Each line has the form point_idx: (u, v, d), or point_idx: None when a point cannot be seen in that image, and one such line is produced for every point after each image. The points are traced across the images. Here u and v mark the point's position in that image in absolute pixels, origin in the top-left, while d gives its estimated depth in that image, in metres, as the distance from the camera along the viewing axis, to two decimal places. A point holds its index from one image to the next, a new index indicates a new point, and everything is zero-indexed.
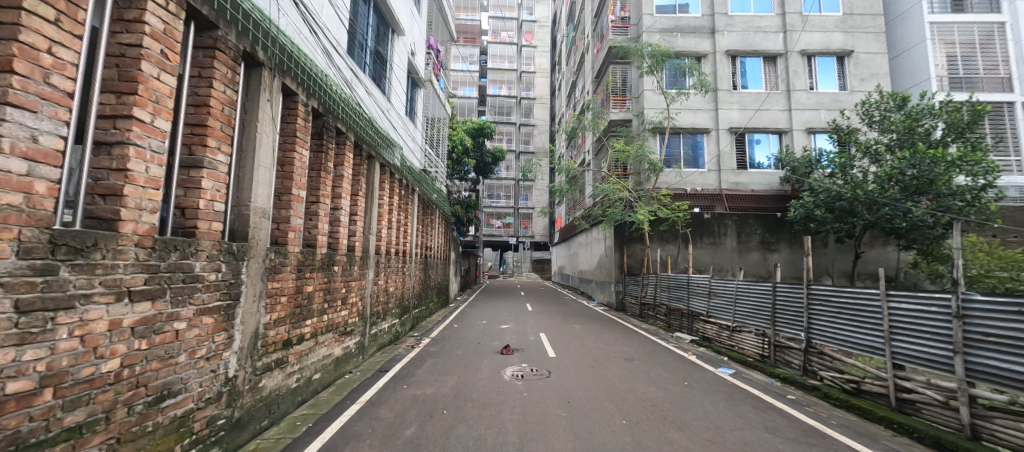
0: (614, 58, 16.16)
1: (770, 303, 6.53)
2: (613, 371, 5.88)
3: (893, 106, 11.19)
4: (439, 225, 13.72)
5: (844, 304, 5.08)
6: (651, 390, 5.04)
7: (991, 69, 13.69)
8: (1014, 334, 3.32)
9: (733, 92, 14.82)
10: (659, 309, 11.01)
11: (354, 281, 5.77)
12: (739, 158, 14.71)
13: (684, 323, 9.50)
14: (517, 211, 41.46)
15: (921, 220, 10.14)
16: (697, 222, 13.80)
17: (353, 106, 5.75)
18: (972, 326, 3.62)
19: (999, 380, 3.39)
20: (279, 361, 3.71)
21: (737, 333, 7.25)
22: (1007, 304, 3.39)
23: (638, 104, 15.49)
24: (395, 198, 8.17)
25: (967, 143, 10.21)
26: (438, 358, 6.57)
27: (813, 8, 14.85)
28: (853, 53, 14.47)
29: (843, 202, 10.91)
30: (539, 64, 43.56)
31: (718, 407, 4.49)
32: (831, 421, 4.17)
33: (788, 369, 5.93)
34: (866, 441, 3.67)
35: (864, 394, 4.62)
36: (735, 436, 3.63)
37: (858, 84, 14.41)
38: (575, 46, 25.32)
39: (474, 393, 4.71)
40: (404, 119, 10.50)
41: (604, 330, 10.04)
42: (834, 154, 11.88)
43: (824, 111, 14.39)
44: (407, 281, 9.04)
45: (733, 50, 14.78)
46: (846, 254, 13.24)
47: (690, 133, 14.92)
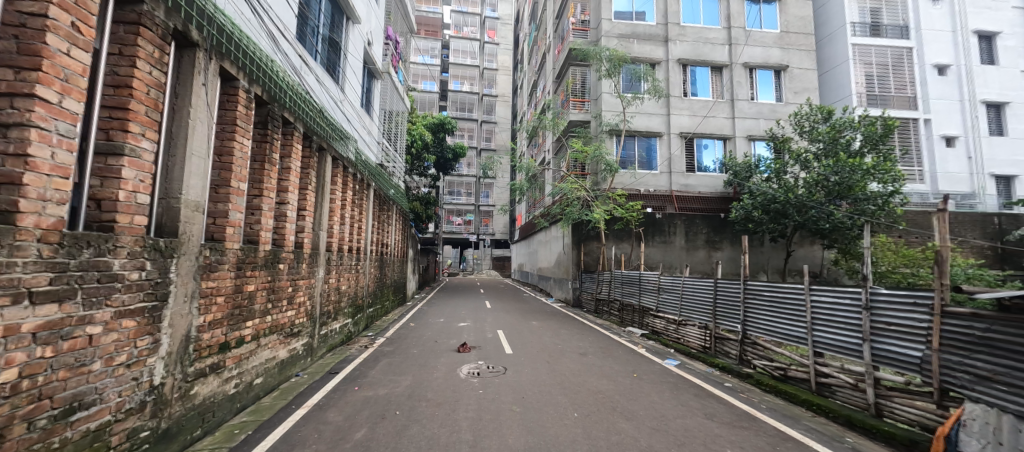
0: (574, 61, 16.55)
1: (711, 297, 6.98)
2: (568, 366, 6.03)
3: (820, 119, 12.28)
4: (396, 220, 13.33)
5: (775, 298, 5.54)
6: (603, 382, 5.24)
7: (901, 89, 15.46)
8: (911, 323, 3.78)
9: (683, 99, 15.64)
10: (613, 305, 11.42)
11: (302, 279, 5.48)
12: (688, 161, 15.55)
13: (635, 318, 9.94)
14: (477, 209, 41.35)
15: (841, 222, 11.28)
16: (649, 221, 14.38)
17: (302, 96, 5.45)
18: (877, 316, 4.09)
19: (898, 364, 3.85)
20: (215, 366, 3.45)
21: (682, 326, 7.70)
22: (905, 296, 3.85)
23: (596, 106, 15.93)
24: (348, 193, 7.83)
25: (880, 154, 11.47)
26: (393, 357, 6.42)
27: (756, 24, 15.99)
28: (788, 68, 15.75)
29: (777, 204, 11.84)
30: (501, 61, 43.55)
31: (663, 396, 4.74)
32: (761, 405, 4.56)
33: (726, 359, 6.39)
34: (790, 423, 4.03)
35: (789, 379, 5.09)
36: (678, 423, 3.85)
37: (792, 97, 15.73)
38: (537, 46, 25.67)
39: (428, 391, 4.65)
40: (359, 110, 10.08)
41: (560, 326, 10.27)
42: (771, 161, 12.85)
43: (763, 120, 15.54)
44: (361, 279, 8.71)
45: (684, 59, 15.61)
46: (780, 253, 14.42)
47: (644, 136, 15.58)
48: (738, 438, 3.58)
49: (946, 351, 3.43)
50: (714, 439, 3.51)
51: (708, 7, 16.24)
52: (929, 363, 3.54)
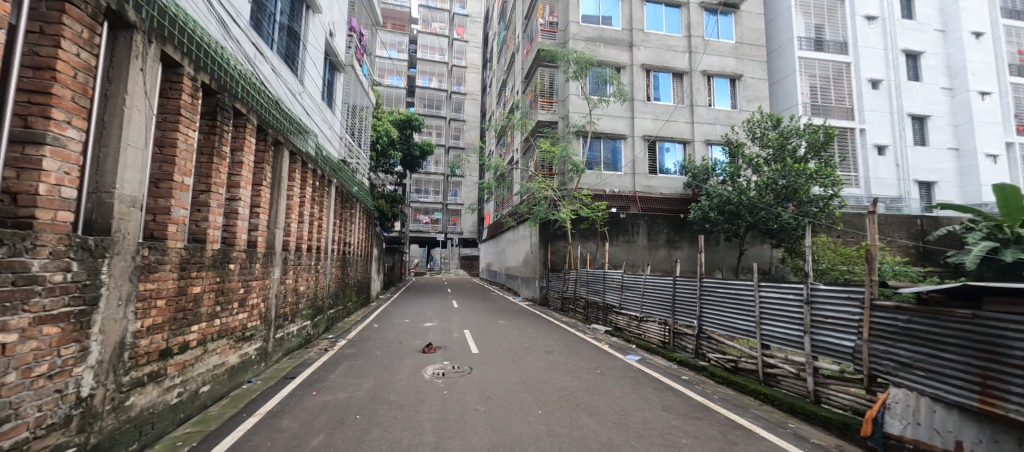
0: (542, 61, 16.71)
1: (670, 294, 7.28)
2: (533, 364, 6.09)
3: (770, 126, 13.07)
4: (360, 219, 12.87)
5: (728, 295, 5.84)
6: (568, 379, 5.33)
7: (841, 100, 16.75)
8: (845, 316, 4.10)
9: (647, 103, 16.17)
10: (579, 303, 11.63)
11: (256, 280, 5.19)
12: (651, 163, 16.09)
13: (600, 315, 10.19)
14: (445, 207, 40.83)
15: (788, 222, 12.08)
16: (613, 221, 14.76)
17: (256, 86, 5.14)
18: (817, 310, 4.41)
19: (834, 353, 4.18)
20: (154, 375, 3.20)
21: (644, 323, 7.98)
22: (841, 291, 4.17)
23: (563, 107, 16.16)
24: (307, 190, 7.48)
25: (822, 160, 12.36)
26: (355, 360, 6.23)
27: (714, 34, 16.78)
28: (742, 77, 16.66)
29: (731, 206, 12.52)
30: (470, 59, 43.20)
31: (624, 391, 4.89)
32: (714, 396, 4.80)
33: (683, 353, 6.69)
34: (739, 412, 4.27)
35: (740, 371, 5.40)
36: (637, 416, 3.98)
37: (746, 104, 16.65)
38: (506, 45, 25.65)
39: (391, 394, 4.54)
40: (319, 104, 9.68)
41: (527, 324, 10.34)
42: (725, 165, 13.55)
43: (719, 126, 16.34)
44: (321, 279, 8.37)
45: (647, 65, 16.13)
46: (733, 251, 15.24)
47: (609, 138, 15.98)
48: (692, 427, 3.75)
49: (874, 340, 3.76)
50: (671, 430, 3.66)
51: (670, 15, 16.87)
52: (860, 352, 3.87)
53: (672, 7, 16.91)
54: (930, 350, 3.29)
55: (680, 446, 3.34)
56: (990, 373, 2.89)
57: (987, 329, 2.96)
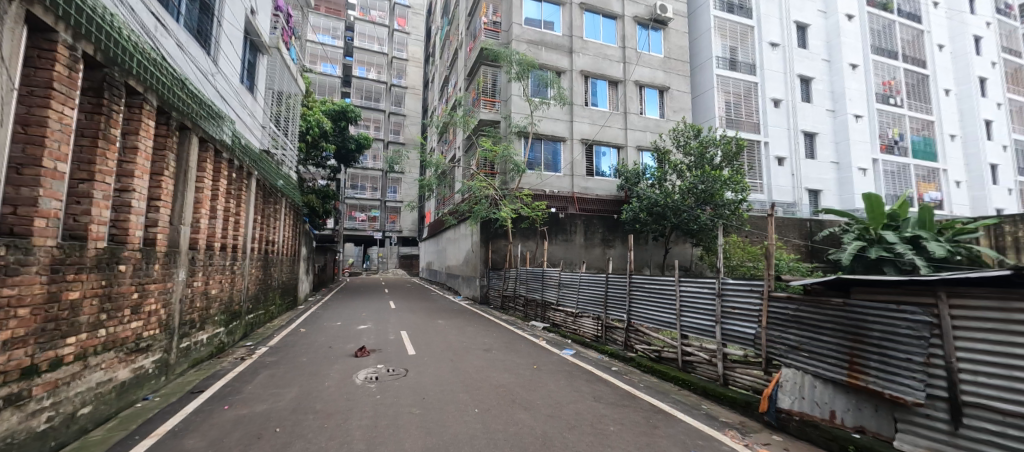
0: (485, 60, 16.69)
1: (602, 290, 7.66)
2: (471, 363, 6.07)
3: (692, 135, 14.23)
4: (286, 215, 11.86)
5: (653, 290, 6.29)
6: (505, 376, 5.38)
7: (750, 115, 18.82)
8: (749, 307, 4.60)
9: (585, 108, 16.84)
10: (518, 301, 11.82)
11: (154, 283, 4.56)
12: (589, 166, 16.78)
13: (538, 312, 10.45)
14: (383, 204, 39.12)
15: (705, 223, 13.30)
16: (552, 221, 15.19)
17: (157, 61, 4.51)
18: (727, 302, 4.90)
19: (739, 340, 4.68)
20: (14, 398, 2.68)
21: (579, 318, 8.34)
22: (745, 285, 4.67)
23: (505, 107, 16.29)
24: (222, 183, 6.74)
25: (734, 167, 13.75)
26: (277, 368, 5.74)
27: (645, 47, 17.92)
28: (669, 89, 18.01)
29: (658, 208, 13.54)
30: (411, 51, 41.80)
31: (559, 384, 5.06)
32: (640, 384, 5.16)
33: (614, 346, 7.10)
34: (661, 398, 4.61)
35: (663, 359, 5.85)
36: (570, 409, 4.13)
37: (672, 114, 18.02)
38: (449, 40, 25.23)
39: (317, 402, 4.25)
40: (237, 88, 8.75)
41: (466, 323, 10.28)
42: (654, 169, 14.55)
43: (649, 133, 17.49)
44: (238, 282, 7.59)
45: (586, 71, 16.81)
46: (659, 250, 16.42)
47: (550, 140, 16.39)
48: (620, 415, 3.98)
49: (770, 327, 4.28)
50: (600, 419, 3.85)
51: (607, 25, 17.71)
52: (760, 338, 4.38)
53: (609, 17, 17.77)
54: (812, 335, 3.83)
55: (608, 433, 3.53)
56: (856, 352, 3.42)
57: (854, 315, 3.50)
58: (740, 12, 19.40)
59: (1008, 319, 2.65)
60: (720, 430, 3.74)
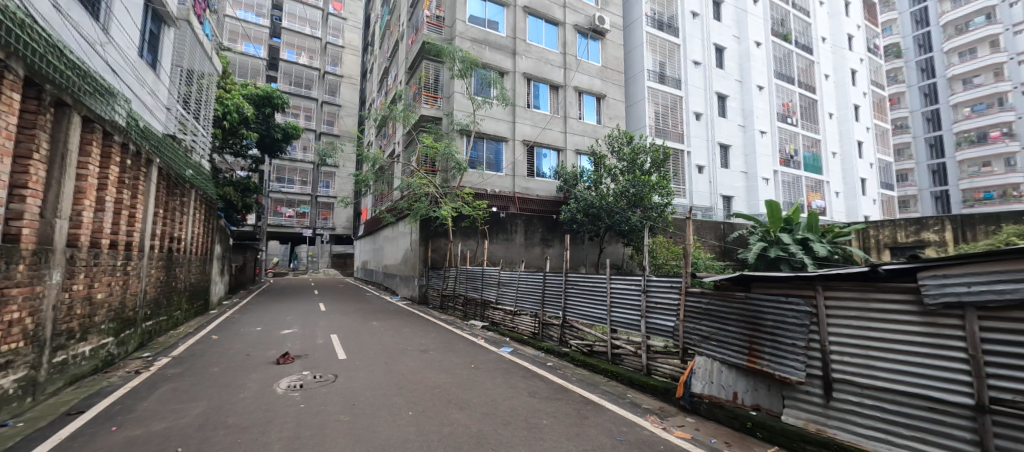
0: (427, 54, 16.29)
1: (539, 288, 7.84)
2: (407, 364, 5.91)
3: (624, 142, 15.07)
4: (196, 209, 10.59)
5: (586, 287, 6.55)
6: (442, 376, 5.32)
7: (676, 126, 20.44)
8: (670, 301, 4.99)
9: (527, 110, 17.11)
10: (458, 300, 11.73)
11: (17, 287, 3.83)
12: (530, 167, 17.06)
13: (477, 311, 10.45)
14: (314, 199, 36.54)
15: (636, 224, 14.19)
16: (493, 220, 15.28)
17: (27, 24, 3.79)
18: (651, 297, 5.26)
19: (661, 333, 5.07)
20: None
21: (517, 316, 8.49)
22: (667, 281, 5.05)
23: (448, 104, 16.03)
24: (114, 171, 5.85)
25: (662, 172, 14.78)
26: (181, 381, 5.11)
27: (585, 55, 18.71)
28: (606, 97, 18.96)
29: (594, 209, 14.25)
30: (348, 38, 39.50)
31: (496, 382, 5.11)
32: (573, 378, 5.39)
33: (550, 342, 7.35)
34: (591, 390, 4.85)
35: (594, 353, 6.17)
36: (506, 405, 4.19)
37: (609, 121, 18.99)
38: (390, 30, 24.23)
39: (229, 416, 3.86)
40: (134, 61, 7.63)
41: (403, 324, 9.98)
42: (590, 173, 15.23)
43: (587, 138, 18.25)
44: (134, 284, 6.64)
45: (528, 74, 17.10)
46: (595, 249, 17.22)
47: (492, 139, 16.43)
48: (552, 408, 4.13)
49: (687, 319, 4.70)
50: (534, 413, 3.97)
51: (549, 31, 18.19)
52: (678, 330, 4.79)
53: (551, 23, 18.25)
54: (719, 325, 4.28)
55: (541, 426, 3.64)
56: (754, 339, 3.89)
57: (753, 307, 3.96)
58: (669, 29, 20.97)
59: (866, 307, 3.20)
60: (643, 416, 4.04)
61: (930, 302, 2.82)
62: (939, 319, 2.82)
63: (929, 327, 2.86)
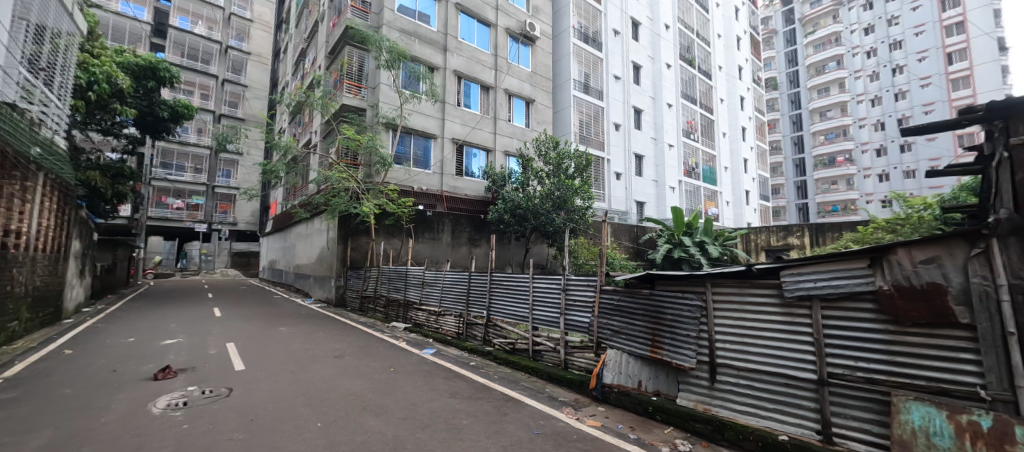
0: (351, 40, 15.30)
1: (463, 288, 7.78)
2: (318, 372, 5.48)
3: (551, 146, 15.60)
4: (44, 195, 8.64)
5: (509, 286, 6.65)
6: (357, 382, 5.03)
7: (597, 135, 21.77)
8: (586, 298, 5.29)
9: (457, 108, 16.90)
10: (379, 301, 11.20)
11: None
12: (458, 166, 16.83)
13: (399, 312, 10.08)
14: (210, 190, 32.14)
15: (559, 226, 14.78)
16: (419, 219, 14.82)
17: None
18: (570, 294, 5.52)
19: (578, 328, 5.37)
20: None
21: (441, 316, 8.35)
22: (584, 280, 5.34)
23: (373, 95, 15.17)
24: None
25: (585, 177, 15.52)
26: (15, 407, 4.15)
27: (515, 59, 19.06)
28: (534, 102, 19.50)
29: (520, 210, 14.61)
30: (258, 12, 35.46)
31: (416, 384, 4.97)
32: (496, 377, 5.46)
33: (474, 341, 7.38)
34: (512, 387, 4.96)
35: (517, 351, 6.34)
36: (425, 408, 4.10)
37: (537, 126, 19.56)
38: (308, 9, 22.26)
39: (84, 446, 3.23)
40: None
41: (316, 328, 9.24)
42: (518, 175, 15.54)
43: (516, 140, 18.54)
44: None
45: (459, 72, 16.92)
46: (520, 250, 17.61)
47: (420, 135, 15.89)
48: (473, 408, 4.15)
49: (600, 315, 5.04)
50: (455, 414, 3.94)
51: (481, 31, 18.18)
52: (593, 326, 5.11)
53: (483, 24, 18.27)
54: (628, 320, 4.65)
55: (460, 427, 3.63)
56: (655, 332, 4.30)
57: (655, 302, 4.37)
58: (593, 44, 22.24)
59: (742, 300, 3.74)
60: (559, 409, 4.24)
61: (788, 295, 3.39)
62: (794, 309, 3.42)
63: (787, 316, 3.45)
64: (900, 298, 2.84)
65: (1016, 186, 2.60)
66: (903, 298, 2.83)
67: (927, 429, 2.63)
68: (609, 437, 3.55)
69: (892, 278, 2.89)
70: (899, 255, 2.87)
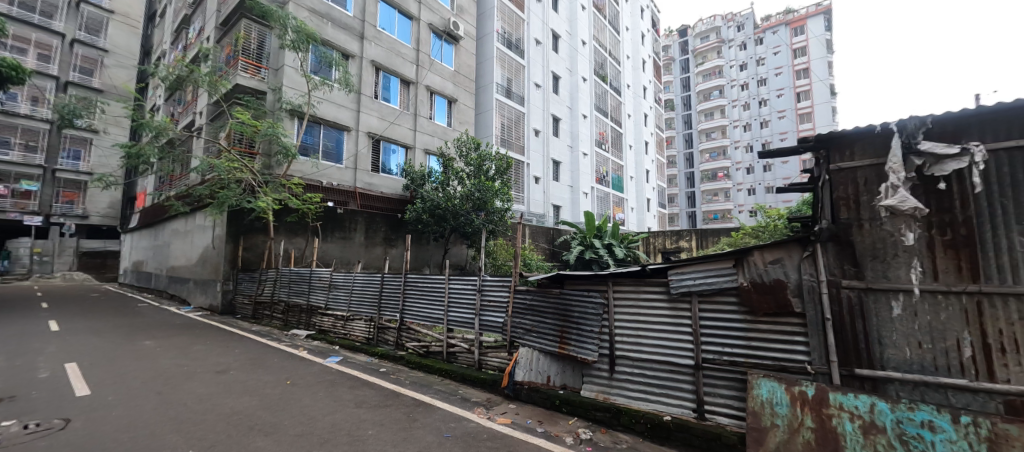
0: (249, 12, 13.53)
1: (374, 291, 7.36)
2: (193, 391, 4.74)
3: (472, 147, 15.50)
4: None
5: (424, 288, 6.45)
6: (244, 399, 4.46)
7: (518, 139, 22.35)
8: (500, 298, 5.38)
9: (374, 100, 15.97)
10: (276, 307, 10.08)
11: None
12: (375, 161, 15.87)
13: (301, 318, 9.21)
14: (48, 173, 25.81)
15: (478, 227, 14.74)
16: (328, 216, 13.70)
17: None
18: (486, 294, 5.57)
19: (491, 328, 5.44)
20: None
21: (349, 321, 7.83)
22: (499, 280, 5.43)
23: (275, 77, 13.62)
24: None
25: (506, 180, 15.71)
26: None
27: (437, 56, 18.66)
28: (456, 102, 19.26)
29: (439, 210, 14.36)
30: None
31: (316, 396, 4.58)
32: (406, 382, 5.27)
33: (385, 346, 7.05)
34: (424, 391, 4.83)
35: (430, 354, 6.21)
36: (326, 421, 3.79)
37: (459, 125, 19.34)
38: None
39: None
40: None
41: (193, 340, 7.95)
42: (438, 174, 15.20)
43: (437, 138, 18.14)
44: None
45: (377, 63, 16.04)
46: (439, 251, 17.28)
47: (331, 126, 14.66)
48: (380, 417, 3.95)
49: (514, 314, 5.17)
50: (359, 425, 3.71)
51: (402, 23, 17.46)
52: (506, 325, 5.22)
53: (405, 16, 17.54)
54: (540, 319, 4.83)
55: (365, 438, 3.44)
56: (563, 328, 4.54)
57: (563, 301, 4.62)
58: (516, 50, 22.76)
59: (637, 297, 4.14)
60: (471, 410, 4.25)
61: (674, 291, 3.85)
62: (679, 303, 3.89)
63: (672, 310, 3.91)
64: (755, 292, 3.46)
65: (832, 203, 3.37)
66: (756, 292, 3.45)
67: (772, 400, 3.15)
68: (518, 433, 3.65)
69: (750, 275, 3.48)
70: (755, 257, 3.48)
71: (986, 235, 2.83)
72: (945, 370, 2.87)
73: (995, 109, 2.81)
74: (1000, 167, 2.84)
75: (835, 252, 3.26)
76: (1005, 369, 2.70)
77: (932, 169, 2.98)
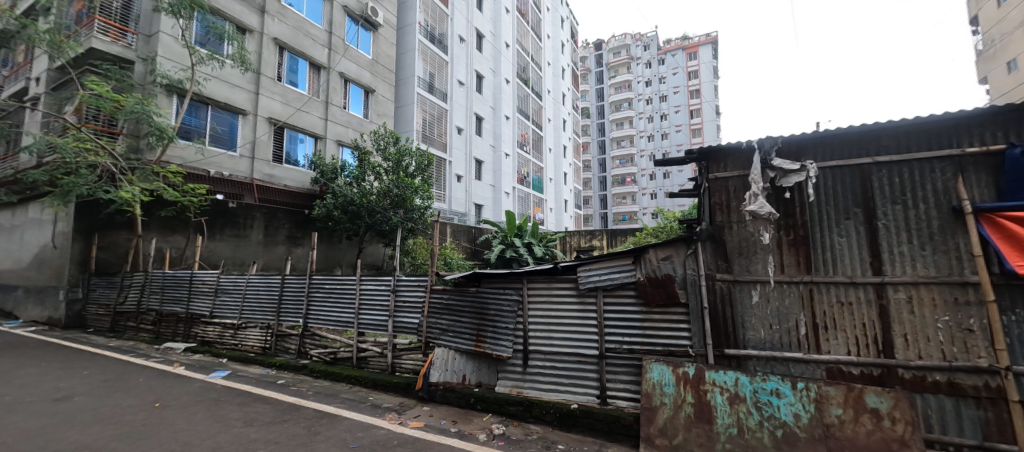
0: None
1: (273, 294, 6.63)
2: (15, 426, 3.79)
3: (391, 141, 14.75)
4: None
5: (332, 290, 5.97)
6: (93, 430, 3.70)
7: (440, 136, 21.86)
8: (416, 298, 5.23)
9: (276, 83, 14.35)
10: (145, 317, 8.56)
11: None
12: (277, 151, 14.24)
13: (178, 329, 7.93)
14: None
15: (396, 225, 14.06)
16: (217, 211, 12.02)
17: None
18: (401, 294, 5.35)
19: (406, 330, 5.26)
20: None
21: (241, 330, 6.96)
22: (415, 281, 5.27)
23: (148, 45, 11.49)
24: None
25: (427, 177, 15.18)
26: None
27: (353, 41, 17.40)
28: (374, 92, 18.15)
29: (353, 206, 13.44)
30: None
31: (195, 418, 3.99)
32: (309, 392, 4.86)
33: (284, 355, 6.40)
34: (330, 401, 4.49)
35: (337, 361, 5.80)
36: (205, 446, 3.33)
37: (376, 117, 18.26)
38: None
39: None
40: None
41: (21, 362, 6.36)
42: (352, 168, 14.14)
43: (352, 130, 16.91)
44: None
45: (281, 42, 14.44)
46: (352, 250, 16.19)
47: (221, 108, 12.83)
48: (275, 434, 3.58)
49: (430, 315, 5.04)
50: (248, 446, 3.33)
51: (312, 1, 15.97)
52: (421, 326, 5.08)
53: None
54: (456, 318, 4.79)
55: None
56: (479, 326, 4.58)
57: (480, 299, 4.65)
58: (438, 45, 22.23)
59: (550, 293, 4.33)
60: (381, 416, 4.07)
61: (583, 287, 4.11)
62: (586, 297, 4.16)
63: (580, 304, 4.17)
64: (650, 286, 3.85)
65: (711, 207, 3.90)
66: (651, 285, 3.85)
67: (661, 381, 3.54)
68: (430, 435, 3.59)
69: (646, 271, 3.87)
70: (650, 254, 3.87)
71: (816, 235, 3.52)
72: (788, 346, 3.50)
73: (826, 134, 3.51)
74: (827, 181, 3.55)
75: (712, 250, 3.79)
76: (827, 342, 3.39)
77: (781, 181, 3.62)
